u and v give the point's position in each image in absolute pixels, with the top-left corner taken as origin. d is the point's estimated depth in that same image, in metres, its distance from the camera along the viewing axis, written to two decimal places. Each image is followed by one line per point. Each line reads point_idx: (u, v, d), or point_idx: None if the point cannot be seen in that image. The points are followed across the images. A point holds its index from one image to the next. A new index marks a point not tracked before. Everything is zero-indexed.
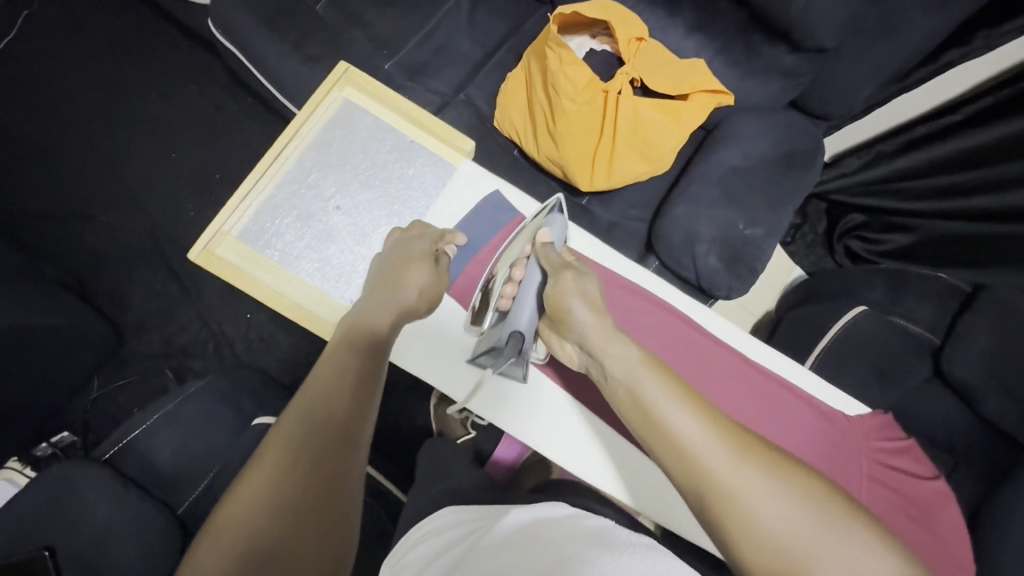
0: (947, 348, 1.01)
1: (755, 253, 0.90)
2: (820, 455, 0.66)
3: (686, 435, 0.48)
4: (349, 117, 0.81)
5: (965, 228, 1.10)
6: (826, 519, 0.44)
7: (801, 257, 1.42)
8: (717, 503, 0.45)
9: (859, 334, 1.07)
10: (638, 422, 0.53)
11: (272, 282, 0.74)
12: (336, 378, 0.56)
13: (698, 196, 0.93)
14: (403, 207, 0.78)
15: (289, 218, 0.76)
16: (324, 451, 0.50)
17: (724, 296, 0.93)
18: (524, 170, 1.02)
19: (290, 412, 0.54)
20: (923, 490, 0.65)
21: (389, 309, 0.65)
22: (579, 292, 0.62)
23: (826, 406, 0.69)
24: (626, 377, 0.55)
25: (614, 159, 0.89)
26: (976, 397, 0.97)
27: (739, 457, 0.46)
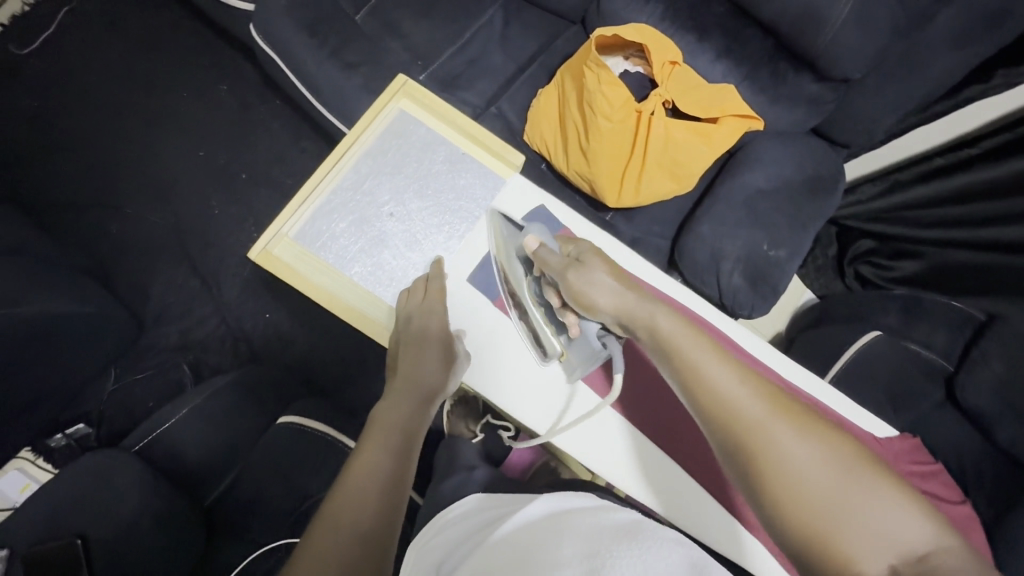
0: (961, 374, 1.03)
1: (778, 274, 0.92)
2: None
3: (721, 384, 0.51)
4: (404, 127, 0.82)
5: (977, 257, 1.12)
6: (849, 465, 0.46)
7: (812, 281, 1.45)
8: (745, 442, 0.48)
9: (873, 358, 1.09)
10: (673, 371, 0.55)
11: (327, 284, 0.75)
12: (370, 472, 0.61)
13: (722, 216, 0.95)
14: (453, 217, 0.80)
15: (344, 222, 0.78)
16: (362, 541, 0.55)
17: (746, 316, 0.95)
18: (550, 183, 1.05)
19: (327, 508, 0.58)
20: (950, 515, 0.65)
21: (411, 402, 0.70)
22: (597, 273, 0.63)
23: (853, 425, 0.70)
24: (659, 336, 0.57)
25: (642, 178, 0.91)
26: (990, 424, 0.99)
27: (772, 406, 0.49)
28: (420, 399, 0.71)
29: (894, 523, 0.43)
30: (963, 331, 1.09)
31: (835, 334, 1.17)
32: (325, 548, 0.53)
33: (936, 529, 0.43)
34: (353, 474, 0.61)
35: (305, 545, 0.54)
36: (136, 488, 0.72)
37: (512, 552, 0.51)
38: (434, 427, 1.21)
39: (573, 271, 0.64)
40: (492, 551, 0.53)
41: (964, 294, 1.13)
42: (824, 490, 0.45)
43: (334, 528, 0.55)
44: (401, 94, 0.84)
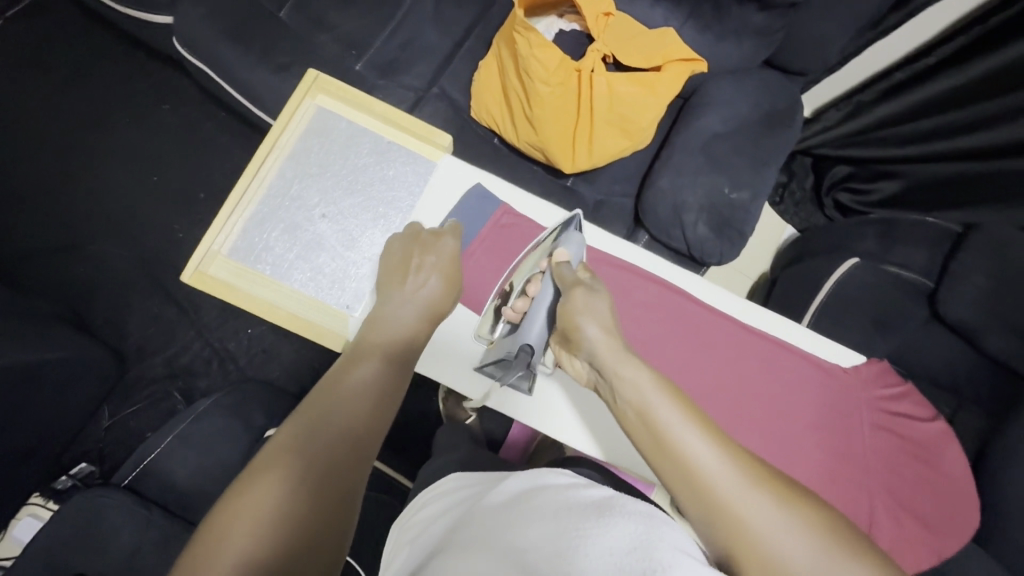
0: (943, 290, 1.03)
1: (743, 216, 0.91)
2: (823, 410, 0.67)
3: (698, 459, 0.48)
4: (324, 124, 0.80)
5: (954, 168, 1.13)
6: (830, 549, 0.44)
7: (791, 216, 1.44)
8: (726, 528, 0.46)
9: (852, 287, 1.09)
10: (649, 445, 0.51)
11: (267, 295, 0.74)
12: (358, 383, 0.59)
13: (680, 164, 0.93)
14: (388, 209, 0.78)
15: (276, 231, 0.77)
16: (332, 444, 0.53)
17: (717, 263, 0.93)
18: (504, 158, 1.02)
19: (310, 405, 0.56)
20: (922, 434, 0.67)
21: (416, 316, 0.68)
22: (590, 311, 0.61)
23: (823, 360, 0.70)
24: (637, 401, 0.53)
25: (593, 137, 0.89)
26: (978, 335, 1.00)
27: (749, 480, 0.47)
28: (419, 317, 0.68)
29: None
30: (942, 244, 1.09)
31: (814, 267, 1.17)
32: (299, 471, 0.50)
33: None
34: (336, 397, 0.57)
35: (272, 458, 0.51)
36: (129, 523, 0.73)
37: (493, 518, 0.53)
38: (430, 417, 1.22)
39: (570, 296, 0.63)
40: (470, 521, 0.55)
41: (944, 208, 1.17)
42: None
43: (312, 449, 0.52)
44: (315, 91, 0.82)
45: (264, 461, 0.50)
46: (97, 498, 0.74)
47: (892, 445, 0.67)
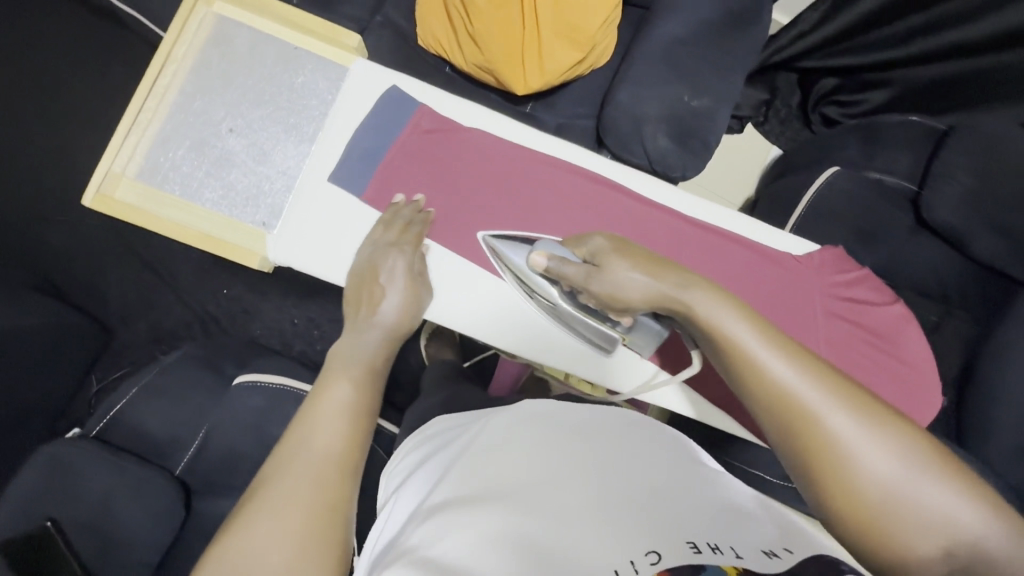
0: (925, 194, 0.99)
1: (706, 124, 0.86)
2: (779, 306, 0.71)
3: (780, 374, 0.47)
4: (224, 33, 0.83)
5: (953, 67, 1.10)
6: (915, 463, 0.44)
7: (778, 135, 1.36)
8: (805, 439, 0.46)
9: (834, 195, 1.04)
10: (725, 357, 0.51)
11: (179, 216, 0.79)
12: (334, 402, 0.60)
13: (638, 75, 0.87)
14: (298, 119, 0.82)
15: (183, 149, 0.81)
16: (322, 470, 0.54)
17: (680, 177, 0.89)
18: (459, 87, 0.98)
19: (295, 432, 0.57)
20: (882, 317, 0.71)
21: (376, 336, 0.69)
22: (615, 284, 0.59)
23: (772, 251, 0.73)
24: (707, 320, 0.53)
25: (542, 52, 0.85)
26: (963, 237, 0.97)
27: (835, 396, 0.46)
28: (387, 338, 0.70)
29: (859, 451, 0.44)
30: (924, 146, 1.05)
31: (794, 182, 1.12)
32: (297, 497, 0.51)
33: (906, 457, 0.44)
34: (316, 422, 0.58)
35: (267, 489, 0.52)
36: (103, 469, 0.75)
37: (481, 451, 0.53)
38: (413, 361, 1.22)
39: (607, 273, 0.59)
40: None
41: (944, 109, 1.15)
42: (892, 498, 0.43)
43: (306, 472, 0.53)
44: None
45: (259, 491, 0.52)
46: (65, 450, 0.74)
47: (852, 331, 0.71)
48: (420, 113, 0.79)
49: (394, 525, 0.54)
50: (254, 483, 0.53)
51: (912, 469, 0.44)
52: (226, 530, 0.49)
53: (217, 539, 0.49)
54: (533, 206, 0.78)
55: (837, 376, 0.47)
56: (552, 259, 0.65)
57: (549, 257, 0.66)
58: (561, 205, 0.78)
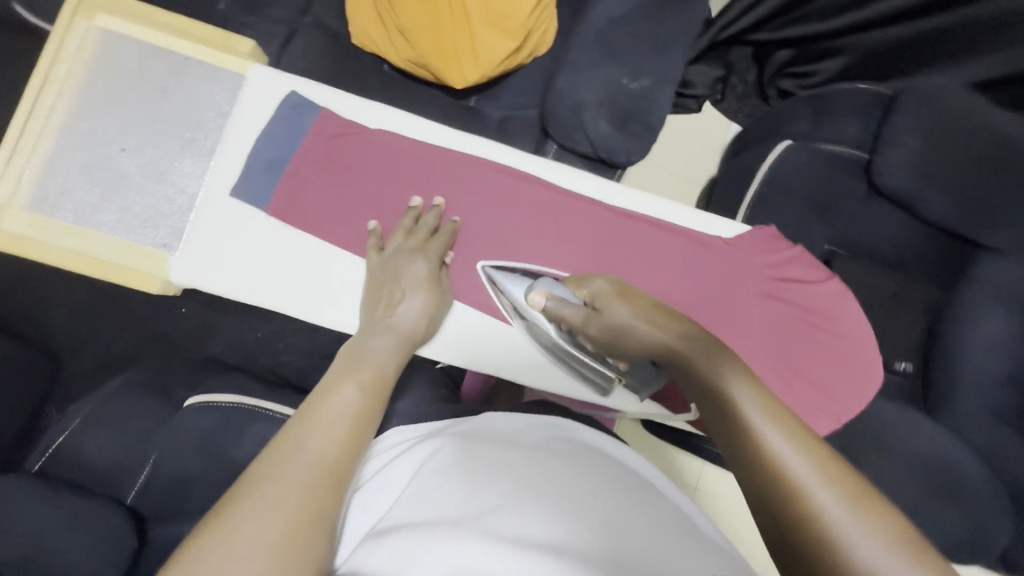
0: (878, 157, 0.98)
1: (648, 107, 0.85)
2: (724, 292, 0.79)
3: (766, 433, 0.48)
4: (109, 51, 0.83)
5: (902, 30, 1.09)
6: (900, 550, 0.40)
7: (736, 112, 1.36)
8: (782, 496, 0.45)
9: (785, 169, 1.03)
10: (716, 420, 0.54)
11: (73, 243, 0.78)
12: (341, 404, 0.54)
13: (576, 60, 0.85)
14: (195, 133, 0.82)
15: (75, 174, 0.80)
16: (317, 476, 0.48)
17: (625, 163, 0.87)
18: (396, 85, 0.95)
19: (292, 428, 0.51)
20: (816, 295, 0.79)
21: (387, 342, 0.64)
22: (614, 328, 0.67)
23: (709, 239, 0.80)
24: (684, 357, 0.61)
25: (476, 42, 0.83)
26: (914, 200, 0.98)
27: (819, 461, 0.45)
28: (400, 342, 0.66)
29: (837, 520, 0.42)
30: (873, 113, 1.04)
31: (750, 158, 1.10)
32: (298, 502, 0.45)
33: (889, 546, 0.40)
34: (324, 423, 0.52)
35: (267, 485, 0.45)
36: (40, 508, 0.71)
37: (445, 481, 0.57)
38: None
39: (608, 317, 0.67)
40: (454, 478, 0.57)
41: (897, 74, 1.14)
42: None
43: (311, 475, 0.47)
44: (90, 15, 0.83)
45: (256, 485, 0.45)
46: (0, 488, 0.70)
47: (790, 310, 0.79)
48: (321, 120, 0.81)
49: (348, 543, 0.58)
50: (248, 475, 0.46)
51: (895, 556, 0.40)
52: (210, 524, 0.43)
53: (199, 532, 0.42)
54: (471, 211, 0.82)
55: (825, 452, 0.46)
56: (550, 297, 0.71)
57: (546, 295, 0.72)
58: (497, 208, 0.82)
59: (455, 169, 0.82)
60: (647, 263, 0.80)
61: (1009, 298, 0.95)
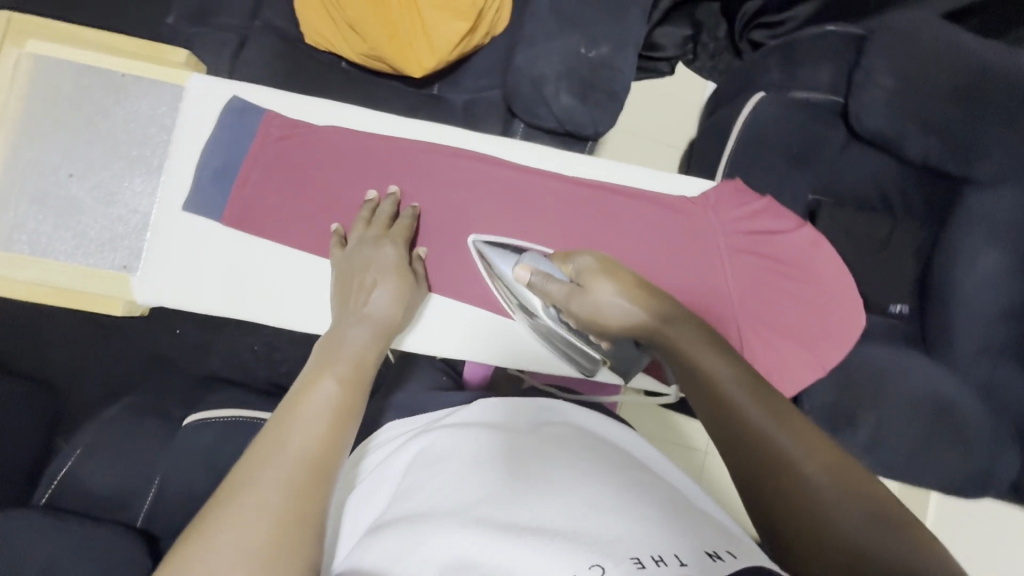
0: (852, 101, 0.97)
1: (609, 74, 0.83)
2: (698, 252, 0.80)
3: (748, 411, 0.51)
4: (43, 75, 0.81)
5: None
6: (878, 518, 0.42)
7: (710, 71, 1.32)
8: (765, 468, 0.47)
9: (761, 123, 1.01)
10: (696, 394, 0.56)
11: (29, 274, 0.78)
12: (318, 401, 0.55)
13: (533, 35, 0.84)
14: (141, 150, 0.82)
15: (25, 205, 0.80)
16: (296, 471, 0.48)
17: (594, 134, 0.85)
18: (356, 81, 0.94)
19: (273, 427, 0.51)
20: (788, 244, 0.80)
21: (362, 333, 0.66)
22: (596, 309, 0.64)
23: (675, 201, 0.82)
24: (662, 337, 0.61)
25: (428, 28, 0.82)
26: (893, 139, 0.96)
27: (799, 437, 0.48)
28: (377, 332, 0.67)
29: (818, 488, 0.44)
30: (845, 56, 1.02)
31: (725, 115, 1.09)
32: (282, 500, 0.46)
33: (868, 512, 0.43)
34: (304, 420, 0.52)
35: (251, 487, 0.46)
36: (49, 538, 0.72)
37: (433, 471, 0.57)
38: None
39: (596, 293, 0.64)
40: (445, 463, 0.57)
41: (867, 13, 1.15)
42: (848, 542, 0.41)
43: (296, 470, 0.48)
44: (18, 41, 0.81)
45: (240, 489, 0.45)
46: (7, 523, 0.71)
47: (765, 263, 0.80)
48: (267, 123, 0.81)
49: (348, 543, 0.58)
50: (230, 479, 0.46)
51: (874, 522, 0.42)
52: (197, 530, 0.43)
53: (187, 538, 0.42)
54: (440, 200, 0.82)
55: (807, 428, 0.49)
56: (535, 273, 0.70)
57: (533, 269, 0.71)
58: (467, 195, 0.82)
59: (410, 159, 0.82)
60: (617, 232, 0.81)
61: (997, 230, 0.93)
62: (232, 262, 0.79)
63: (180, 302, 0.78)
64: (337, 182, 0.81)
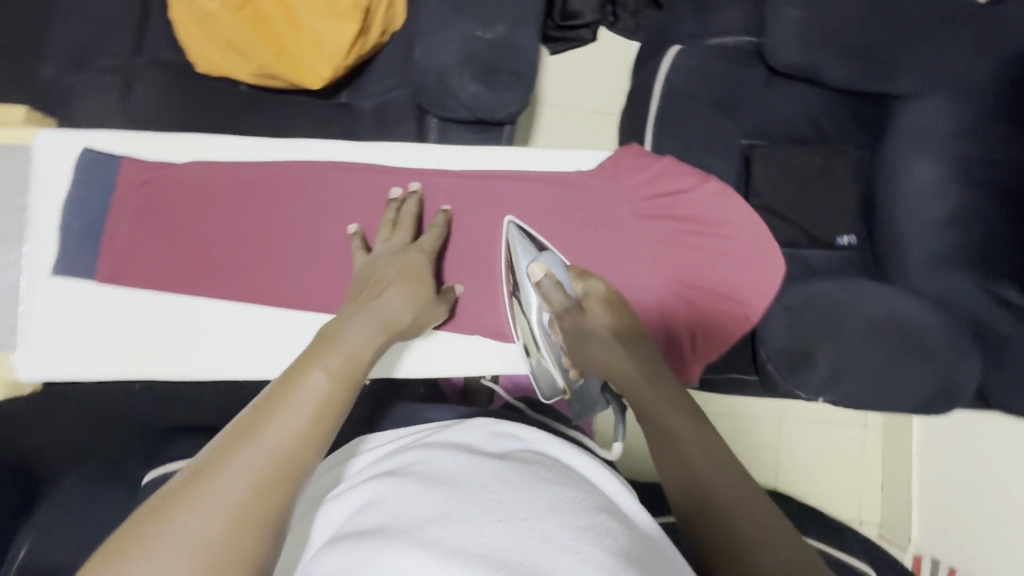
0: (766, 40, 0.95)
1: (511, 53, 0.80)
2: (611, 219, 0.86)
3: (693, 458, 0.50)
4: None
5: None
6: None
7: (633, 30, 1.27)
8: (703, 519, 0.47)
9: (681, 78, 0.98)
10: (651, 431, 0.56)
11: None
12: (313, 386, 0.46)
13: (426, 26, 0.81)
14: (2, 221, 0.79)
15: None
16: (269, 466, 0.39)
17: (507, 116, 0.82)
18: (259, 103, 0.90)
19: (254, 409, 0.43)
20: (697, 201, 0.87)
21: (369, 324, 0.59)
22: (586, 336, 0.70)
23: (584, 173, 0.86)
24: (627, 382, 0.63)
25: (316, 35, 0.78)
26: (814, 69, 0.94)
27: (743, 498, 0.47)
28: (379, 325, 0.60)
29: (749, 547, 0.44)
30: None
31: (646, 73, 1.06)
32: (251, 497, 0.38)
33: None
34: (293, 408, 0.43)
35: (217, 476, 0.38)
36: None
37: (403, 476, 0.47)
38: None
39: (595, 322, 0.69)
40: (436, 465, 0.48)
41: None
42: None
43: (267, 470, 0.39)
44: None
45: (207, 475, 0.38)
46: None
47: (678, 225, 0.87)
48: (127, 168, 0.79)
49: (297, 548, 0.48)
50: (201, 459, 0.39)
51: None
52: (151, 518, 0.36)
53: (138, 525, 0.35)
54: (346, 214, 0.81)
55: (754, 493, 0.48)
56: (548, 275, 0.73)
57: (548, 272, 0.75)
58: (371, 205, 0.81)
59: (283, 182, 0.80)
60: (534, 214, 0.85)
61: (930, 140, 0.92)
62: (112, 322, 0.77)
63: (71, 371, 0.76)
64: (209, 220, 0.79)
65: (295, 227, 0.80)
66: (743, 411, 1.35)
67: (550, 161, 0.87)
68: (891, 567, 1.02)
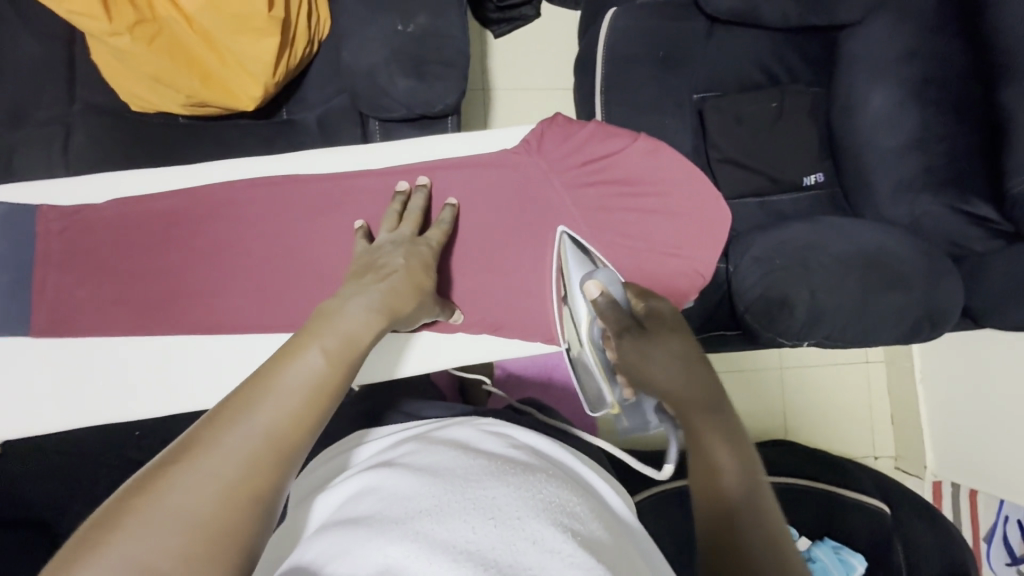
0: None
1: (438, 42, 0.79)
2: (539, 196, 0.80)
3: (736, 492, 0.46)
4: None
5: None
6: None
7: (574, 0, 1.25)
8: (731, 557, 0.42)
9: (622, 42, 0.97)
10: (692, 447, 0.51)
11: None
12: (300, 377, 0.45)
13: (349, 29, 0.80)
14: None
15: None
16: (251, 464, 0.38)
17: (444, 108, 0.80)
18: (200, 131, 0.89)
19: (244, 396, 0.42)
20: (629, 163, 0.80)
21: (361, 312, 0.56)
22: (647, 362, 0.56)
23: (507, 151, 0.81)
24: (697, 418, 0.51)
25: (240, 57, 0.78)
26: (753, 10, 0.92)
27: (783, 555, 0.42)
28: (380, 308, 0.59)
29: None
30: None
31: (588, 41, 1.04)
32: (240, 477, 0.37)
33: None
34: (278, 398, 0.42)
35: (207, 453, 0.37)
36: None
37: (396, 467, 0.44)
38: None
39: (659, 343, 0.57)
40: (435, 457, 0.45)
41: None
42: None
43: (257, 454, 0.39)
44: None
45: (196, 451, 0.37)
46: None
47: (612, 190, 0.79)
48: (52, 217, 0.78)
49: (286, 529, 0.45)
50: (191, 435, 0.38)
51: None
52: (138, 489, 0.35)
53: (126, 494, 0.34)
54: (286, 229, 0.79)
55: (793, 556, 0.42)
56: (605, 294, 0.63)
57: (604, 290, 0.64)
58: (308, 216, 0.79)
59: (212, 205, 0.79)
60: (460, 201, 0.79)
61: (882, 66, 0.90)
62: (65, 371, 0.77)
63: (15, 428, 0.76)
64: (143, 256, 0.79)
65: (220, 252, 0.79)
66: (744, 365, 1.33)
67: (475, 144, 0.82)
68: (906, 501, 1.01)
